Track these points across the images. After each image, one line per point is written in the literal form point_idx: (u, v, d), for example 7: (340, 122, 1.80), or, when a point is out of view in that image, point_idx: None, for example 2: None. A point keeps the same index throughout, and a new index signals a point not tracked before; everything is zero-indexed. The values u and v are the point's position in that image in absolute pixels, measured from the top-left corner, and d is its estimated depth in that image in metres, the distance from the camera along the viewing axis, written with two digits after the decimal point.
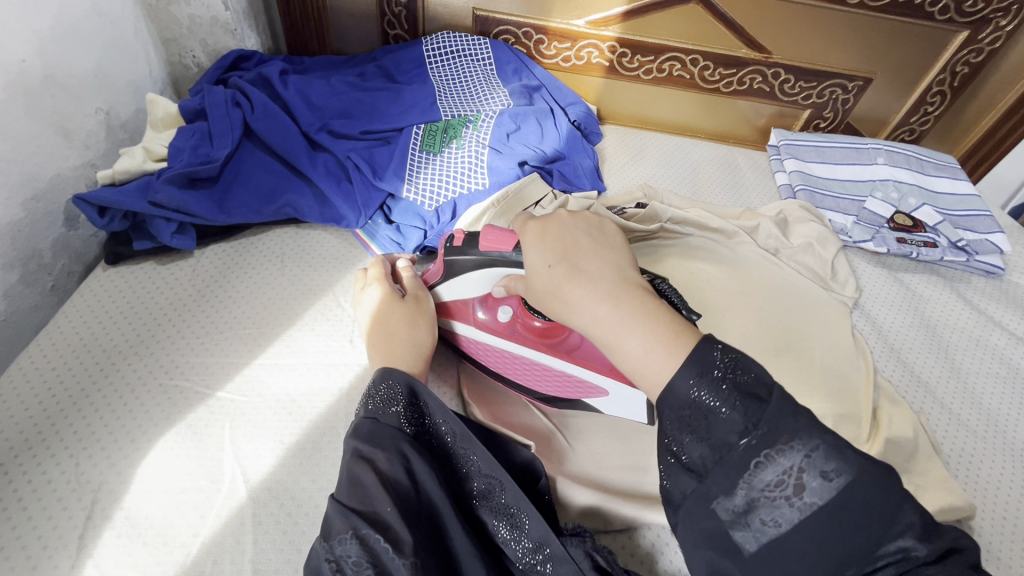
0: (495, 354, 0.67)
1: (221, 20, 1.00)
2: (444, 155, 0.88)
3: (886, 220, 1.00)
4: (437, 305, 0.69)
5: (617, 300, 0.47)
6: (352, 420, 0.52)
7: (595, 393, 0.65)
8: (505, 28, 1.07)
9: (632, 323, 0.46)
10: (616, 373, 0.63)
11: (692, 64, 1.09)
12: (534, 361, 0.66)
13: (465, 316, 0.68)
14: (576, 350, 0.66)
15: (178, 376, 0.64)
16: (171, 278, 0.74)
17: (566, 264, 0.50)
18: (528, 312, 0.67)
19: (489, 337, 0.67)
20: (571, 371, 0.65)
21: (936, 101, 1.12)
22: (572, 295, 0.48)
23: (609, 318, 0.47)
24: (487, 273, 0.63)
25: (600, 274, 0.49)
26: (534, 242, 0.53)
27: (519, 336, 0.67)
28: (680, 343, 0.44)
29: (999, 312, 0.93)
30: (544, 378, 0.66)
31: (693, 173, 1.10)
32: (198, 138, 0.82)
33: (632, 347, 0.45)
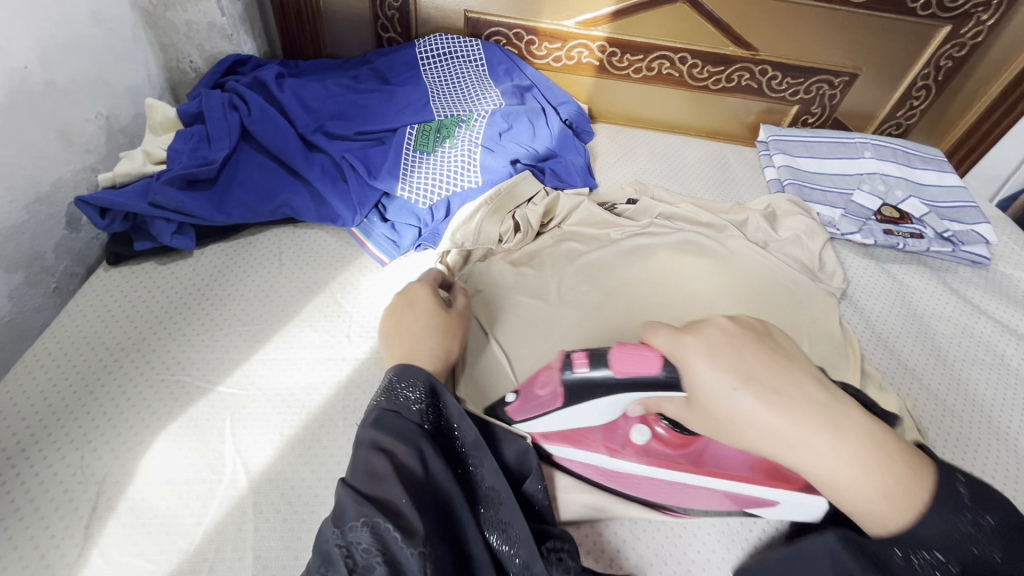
0: (628, 478, 0.61)
1: (218, 26, 1.02)
2: (437, 154, 0.90)
3: (874, 213, 1.02)
4: (557, 433, 0.62)
5: (839, 432, 0.45)
6: (369, 411, 0.53)
7: (761, 503, 0.58)
8: (496, 29, 1.09)
9: (840, 447, 0.45)
10: (777, 479, 0.57)
11: (681, 62, 1.11)
12: (675, 481, 0.60)
13: (591, 445, 0.62)
14: (711, 457, 0.60)
15: (179, 371, 0.66)
16: (173, 280, 0.76)
17: (757, 382, 0.47)
18: (655, 422, 0.62)
19: (627, 466, 0.61)
20: (717, 486, 0.59)
21: (921, 95, 1.14)
22: (778, 420, 0.46)
23: (827, 447, 0.45)
24: (625, 399, 0.55)
25: (800, 390, 0.47)
26: (704, 358, 0.49)
27: (650, 451, 0.61)
28: (919, 475, 0.45)
29: (985, 300, 0.95)
30: (691, 496, 0.60)
31: (684, 169, 1.12)
32: (197, 141, 0.84)
33: (861, 493, 0.45)
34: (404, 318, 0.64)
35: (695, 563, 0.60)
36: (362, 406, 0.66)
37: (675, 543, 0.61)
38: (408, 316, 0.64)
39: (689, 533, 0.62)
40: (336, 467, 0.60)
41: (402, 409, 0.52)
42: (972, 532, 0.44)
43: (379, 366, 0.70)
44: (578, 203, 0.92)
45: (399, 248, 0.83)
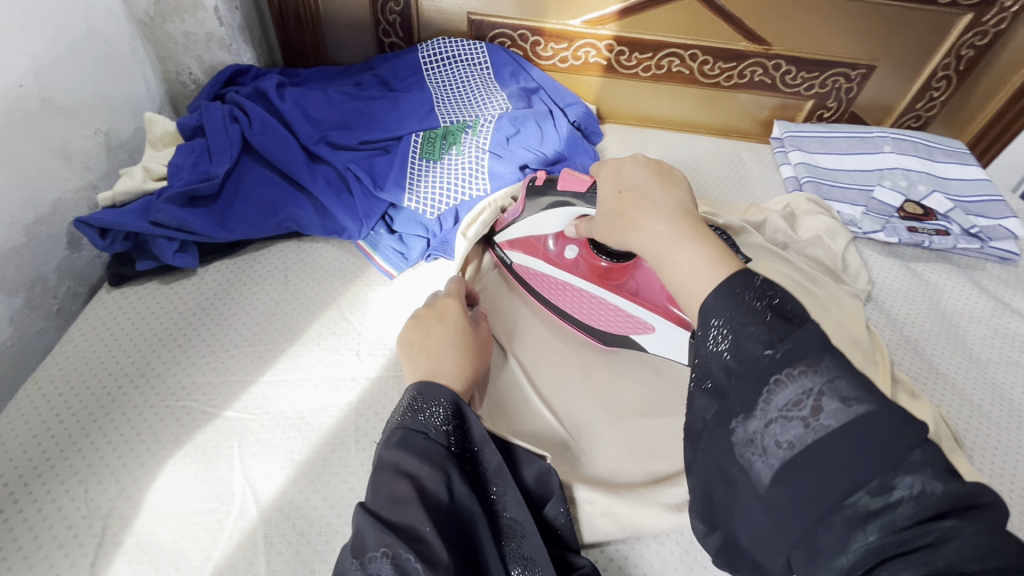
0: (553, 286, 0.74)
1: (216, 36, 1.00)
2: (444, 162, 0.88)
3: (896, 210, 0.99)
4: (515, 240, 0.76)
5: (697, 240, 0.49)
6: (391, 429, 0.50)
7: (644, 330, 0.70)
8: (501, 31, 1.06)
9: (685, 241, 0.49)
10: (672, 317, 0.68)
11: (691, 59, 1.08)
12: (590, 294, 0.72)
13: (537, 248, 0.74)
14: (638, 294, 0.71)
15: (185, 397, 0.63)
16: (176, 299, 0.74)
17: (625, 199, 0.54)
18: (593, 253, 0.71)
19: (555, 272, 0.73)
20: (627, 309, 0.70)
21: (941, 86, 1.10)
22: (640, 219, 0.52)
23: (663, 235, 0.50)
24: (562, 211, 0.69)
25: (665, 200, 0.53)
26: (613, 176, 0.57)
27: (582, 271, 0.72)
28: (723, 268, 0.47)
29: (1016, 299, 0.91)
30: (602, 317, 0.72)
31: (696, 168, 1.09)
32: (198, 155, 0.82)
33: (685, 267, 0.48)
34: (429, 330, 0.61)
35: None
36: (374, 428, 0.63)
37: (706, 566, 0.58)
38: (436, 329, 0.61)
39: None
40: (349, 494, 0.58)
41: (427, 428, 0.50)
42: (745, 313, 0.42)
43: (390, 385, 0.67)
44: None
45: (407, 260, 0.81)
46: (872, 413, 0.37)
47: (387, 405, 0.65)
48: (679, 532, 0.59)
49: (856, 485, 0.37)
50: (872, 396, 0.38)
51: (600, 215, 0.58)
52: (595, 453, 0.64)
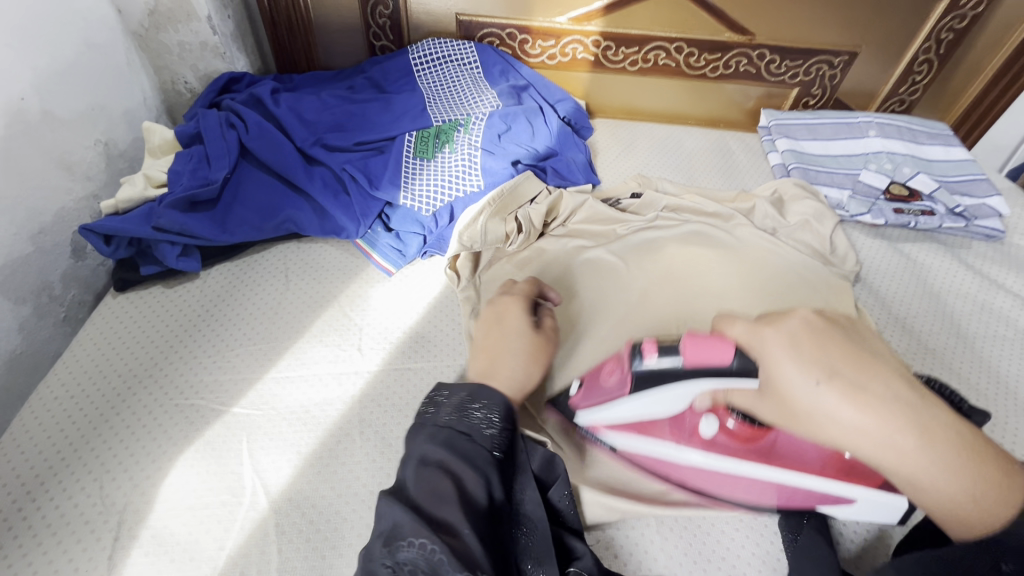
0: (688, 470, 0.59)
1: (210, 45, 1.02)
2: (438, 160, 0.90)
3: (882, 192, 1.01)
4: (622, 422, 0.60)
5: (928, 436, 0.42)
6: (437, 427, 0.49)
7: (836, 501, 0.55)
8: (489, 30, 1.08)
9: (941, 463, 0.41)
10: (860, 479, 0.54)
11: (677, 52, 1.10)
12: (749, 477, 0.56)
13: (657, 436, 0.59)
14: (786, 452, 0.55)
15: (193, 395, 0.65)
16: (180, 302, 0.75)
17: (843, 377, 0.43)
18: (728, 418, 0.56)
19: (690, 458, 0.58)
20: (798, 484, 0.55)
21: (923, 70, 1.12)
22: (846, 417, 0.42)
23: (907, 435, 0.42)
24: (692, 384, 0.53)
25: (888, 385, 0.43)
26: (793, 364, 0.45)
27: (721, 449, 0.56)
28: (996, 488, 0.42)
29: (1002, 275, 0.93)
30: (767, 494, 0.57)
31: (686, 159, 1.11)
32: (197, 162, 0.84)
33: (934, 486, 0.42)
34: (492, 332, 0.61)
35: (725, 559, 0.59)
36: (378, 419, 0.65)
37: (704, 539, 0.60)
38: (498, 332, 0.61)
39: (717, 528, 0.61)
40: (356, 483, 0.60)
41: (475, 431, 0.49)
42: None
43: (393, 378, 0.69)
44: (582, 200, 0.92)
45: (405, 256, 0.83)
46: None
47: (390, 397, 0.67)
48: (676, 509, 0.61)
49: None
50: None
51: (789, 367, 0.45)
52: None
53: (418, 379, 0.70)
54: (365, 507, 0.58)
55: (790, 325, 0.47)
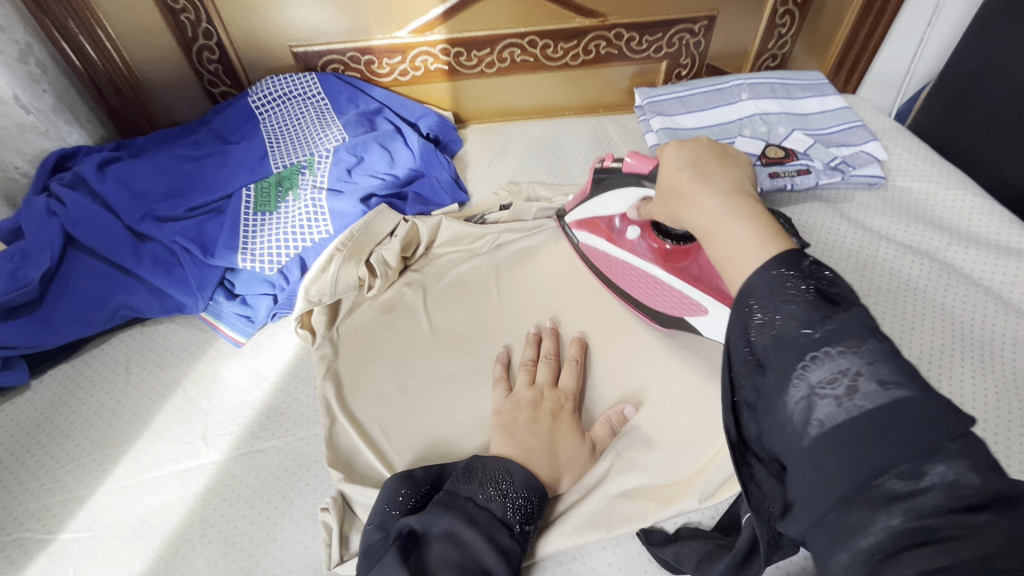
0: (613, 263, 0.78)
1: (28, 125, 0.93)
2: (281, 211, 0.84)
3: (758, 157, 0.96)
4: (585, 220, 0.80)
5: (733, 203, 0.46)
6: (473, 507, 0.50)
7: (696, 311, 0.70)
8: (330, 58, 1.02)
9: (739, 219, 0.44)
10: (718, 296, 0.67)
11: (532, 46, 1.05)
12: (654, 277, 0.74)
13: (604, 233, 0.78)
14: (699, 276, 0.70)
15: (17, 528, 0.60)
16: (8, 421, 0.69)
17: (689, 170, 0.51)
18: (657, 236, 0.73)
19: (619, 253, 0.77)
20: (681, 289, 0.71)
21: (786, 21, 1.10)
22: (693, 192, 0.48)
23: (723, 211, 0.45)
24: (620, 193, 0.70)
25: (725, 178, 0.49)
26: (670, 152, 0.54)
27: (644, 252, 0.75)
28: (778, 239, 0.42)
29: (883, 223, 0.91)
30: (650, 290, 0.74)
31: (562, 155, 1.06)
32: (17, 261, 0.77)
33: (739, 248, 0.43)
34: (543, 420, 0.60)
35: None
36: (222, 517, 0.60)
37: None
38: (549, 425, 0.60)
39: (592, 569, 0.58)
40: None
41: (508, 519, 0.50)
42: (789, 299, 0.37)
43: (241, 465, 0.65)
44: (437, 223, 0.86)
45: (254, 322, 0.78)
46: (916, 399, 0.32)
47: (236, 487, 0.63)
48: (544, 556, 0.58)
49: (880, 466, 0.31)
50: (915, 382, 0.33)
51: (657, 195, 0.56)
52: None
53: (268, 461, 0.65)
54: None
55: (722, 179, 0.48)
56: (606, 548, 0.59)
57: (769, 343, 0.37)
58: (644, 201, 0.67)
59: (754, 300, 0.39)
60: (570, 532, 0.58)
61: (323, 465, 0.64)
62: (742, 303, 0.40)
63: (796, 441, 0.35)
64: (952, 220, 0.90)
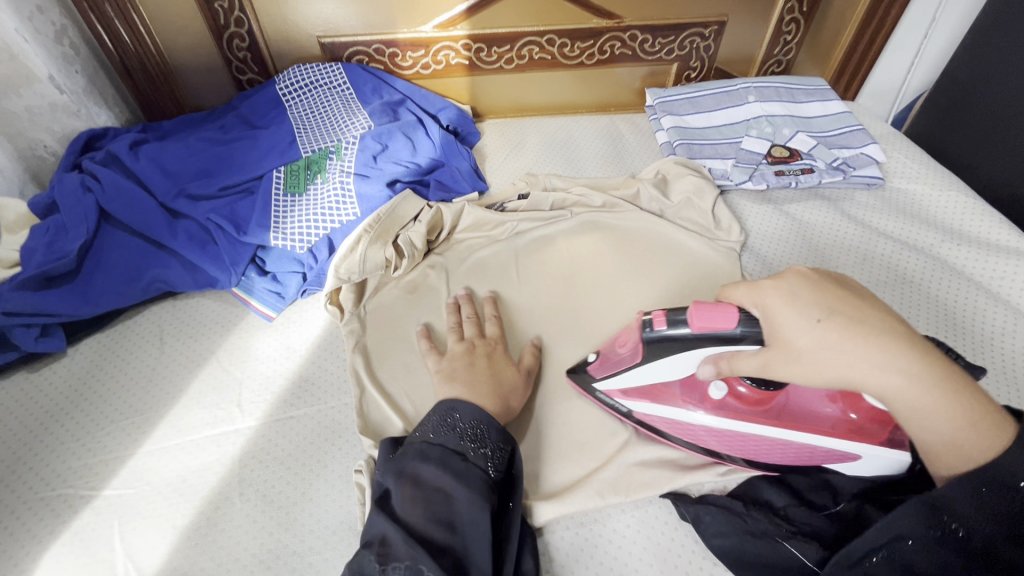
0: (688, 431, 0.64)
1: (61, 104, 0.96)
2: (310, 193, 0.88)
3: (764, 156, 1.02)
4: (634, 389, 0.65)
5: (915, 365, 0.48)
6: (428, 445, 0.55)
7: (843, 457, 0.61)
8: (355, 49, 1.06)
9: (938, 394, 0.48)
10: (854, 432, 0.60)
11: (550, 44, 1.09)
12: (763, 436, 0.62)
13: (670, 400, 0.64)
14: (793, 409, 0.62)
15: (60, 484, 0.62)
16: (46, 385, 0.72)
17: (840, 314, 0.51)
18: (737, 382, 0.61)
19: (699, 419, 0.63)
20: (796, 439, 0.61)
21: (792, 29, 1.15)
22: (874, 361, 0.49)
23: (913, 384, 0.48)
24: (692, 351, 0.58)
25: (874, 317, 0.51)
26: (786, 300, 0.53)
27: (727, 410, 0.62)
28: (998, 424, 0.47)
29: (881, 221, 0.96)
30: (747, 445, 0.63)
31: (576, 150, 1.10)
32: (53, 233, 0.79)
33: (947, 428, 0.47)
34: (475, 362, 0.66)
35: (618, 557, 0.60)
36: (259, 477, 0.63)
37: (596, 543, 0.61)
38: (484, 365, 0.66)
39: (610, 527, 0.62)
40: (237, 549, 0.58)
41: (463, 450, 0.55)
42: (975, 501, 0.43)
43: (275, 430, 0.67)
44: (460, 209, 0.90)
45: (284, 299, 0.81)
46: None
47: (272, 450, 0.66)
48: (568, 516, 0.62)
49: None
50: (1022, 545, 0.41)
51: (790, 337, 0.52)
52: None
53: (302, 426, 0.68)
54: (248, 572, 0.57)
55: (887, 326, 0.50)
56: (624, 511, 0.63)
57: (1006, 531, 0.42)
58: (738, 357, 0.56)
59: (989, 475, 0.43)
60: (591, 494, 0.62)
61: (355, 430, 0.68)
62: (975, 479, 0.44)
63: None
64: (945, 220, 0.95)
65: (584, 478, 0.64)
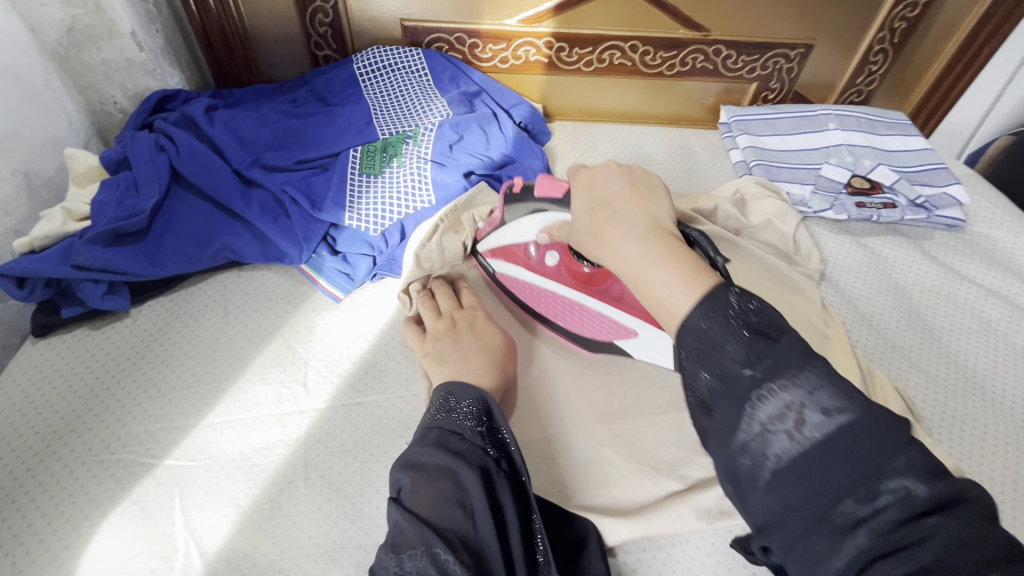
0: (530, 292, 0.72)
1: (138, 62, 0.95)
2: (385, 176, 0.85)
3: (844, 185, 0.99)
4: (496, 246, 0.73)
5: (649, 243, 0.46)
6: (426, 428, 0.53)
7: (626, 334, 0.68)
8: (437, 36, 1.04)
9: (659, 259, 0.45)
10: (657, 325, 0.66)
11: (632, 51, 1.07)
12: (574, 303, 0.69)
13: (517, 258, 0.71)
14: (622, 298, 0.68)
15: (121, 450, 0.60)
16: (108, 344, 0.70)
17: (608, 207, 0.50)
18: (576, 261, 0.68)
19: (537, 279, 0.70)
20: (609, 315, 0.68)
21: (879, 60, 1.12)
22: (611, 236, 0.48)
23: (642, 252, 0.46)
24: (537, 218, 0.65)
25: (639, 215, 0.49)
26: (582, 187, 0.53)
27: (563, 277, 0.69)
28: (702, 280, 0.43)
29: (964, 264, 0.92)
30: (566, 313, 0.71)
31: (646, 160, 1.08)
32: (124, 190, 0.78)
33: (661, 286, 0.44)
34: (462, 335, 0.65)
35: None
36: (325, 463, 0.61)
37: (673, 569, 0.58)
38: (468, 335, 0.65)
39: (688, 554, 0.59)
40: (300, 536, 0.56)
41: (461, 429, 0.52)
42: (724, 328, 0.40)
43: (341, 415, 0.65)
44: None
45: (353, 281, 0.78)
46: (854, 422, 0.36)
47: (338, 436, 0.63)
48: (644, 538, 0.59)
49: (841, 492, 0.36)
50: (855, 409, 0.37)
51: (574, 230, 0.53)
52: (559, 460, 0.64)
53: (369, 414, 0.65)
54: (311, 561, 0.54)
55: (637, 216, 0.48)
56: (704, 537, 0.60)
57: (716, 389, 0.40)
58: (566, 225, 0.62)
59: (702, 349, 0.41)
60: (672, 519, 0.59)
61: None
62: (706, 347, 0.40)
63: (752, 480, 0.38)
64: None
65: (662, 499, 0.61)
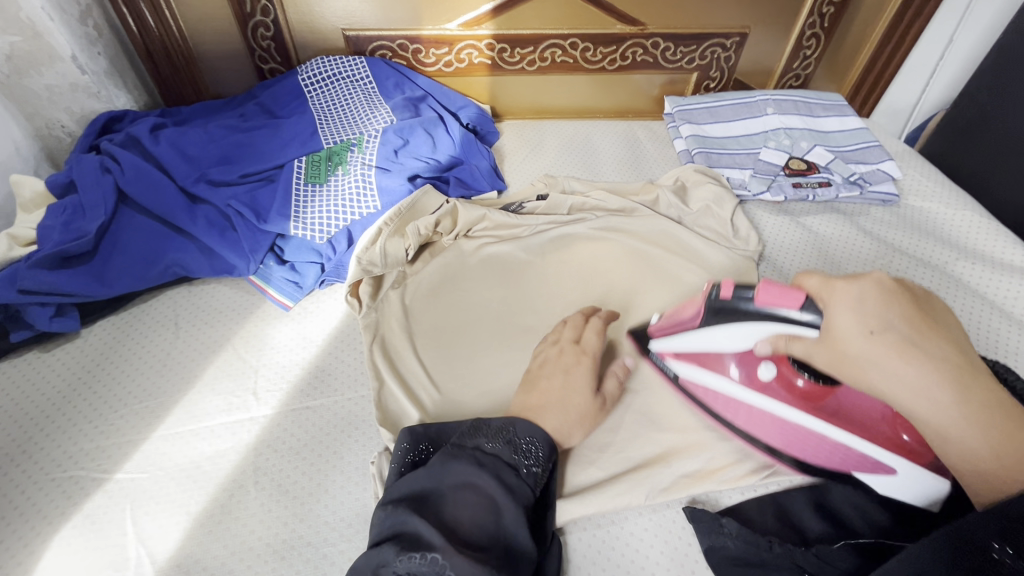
0: (736, 406, 0.65)
1: (81, 85, 0.95)
2: (330, 184, 0.87)
3: (782, 168, 1.03)
4: (686, 353, 0.66)
5: (967, 390, 0.43)
6: (485, 454, 0.52)
7: (878, 469, 0.58)
8: (379, 43, 1.06)
9: (977, 420, 0.42)
10: (904, 451, 0.56)
11: (572, 48, 1.10)
12: (797, 424, 0.61)
13: (716, 369, 0.65)
14: (847, 414, 0.59)
15: (72, 466, 0.62)
16: (61, 366, 0.71)
17: (896, 331, 0.45)
18: (792, 370, 0.60)
19: (744, 395, 0.63)
20: (849, 443, 0.59)
21: (812, 44, 1.16)
22: (908, 374, 0.44)
23: (955, 404, 0.43)
24: (751, 327, 0.57)
25: (937, 344, 0.44)
26: (848, 306, 0.47)
27: (779, 394, 0.61)
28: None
29: (897, 237, 0.96)
30: (786, 434, 0.62)
31: (594, 154, 1.10)
32: (71, 213, 0.79)
33: (972, 446, 0.42)
34: (550, 378, 0.61)
35: (637, 560, 0.59)
36: (274, 466, 0.63)
37: (614, 545, 0.60)
38: (560, 381, 0.61)
39: (627, 530, 0.61)
40: (250, 537, 0.57)
41: (518, 466, 0.52)
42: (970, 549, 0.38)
43: (290, 420, 0.67)
44: (479, 215, 0.87)
45: (302, 288, 0.80)
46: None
47: (287, 440, 0.65)
48: (586, 518, 0.62)
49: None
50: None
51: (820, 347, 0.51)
52: None
53: (318, 417, 0.67)
54: (260, 562, 0.56)
55: (942, 351, 0.44)
56: (641, 514, 0.62)
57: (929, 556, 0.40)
58: (799, 341, 0.53)
59: None
60: (611, 498, 0.61)
61: (372, 423, 0.67)
62: None
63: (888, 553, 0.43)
64: (959, 239, 0.95)
65: (602, 480, 0.63)
